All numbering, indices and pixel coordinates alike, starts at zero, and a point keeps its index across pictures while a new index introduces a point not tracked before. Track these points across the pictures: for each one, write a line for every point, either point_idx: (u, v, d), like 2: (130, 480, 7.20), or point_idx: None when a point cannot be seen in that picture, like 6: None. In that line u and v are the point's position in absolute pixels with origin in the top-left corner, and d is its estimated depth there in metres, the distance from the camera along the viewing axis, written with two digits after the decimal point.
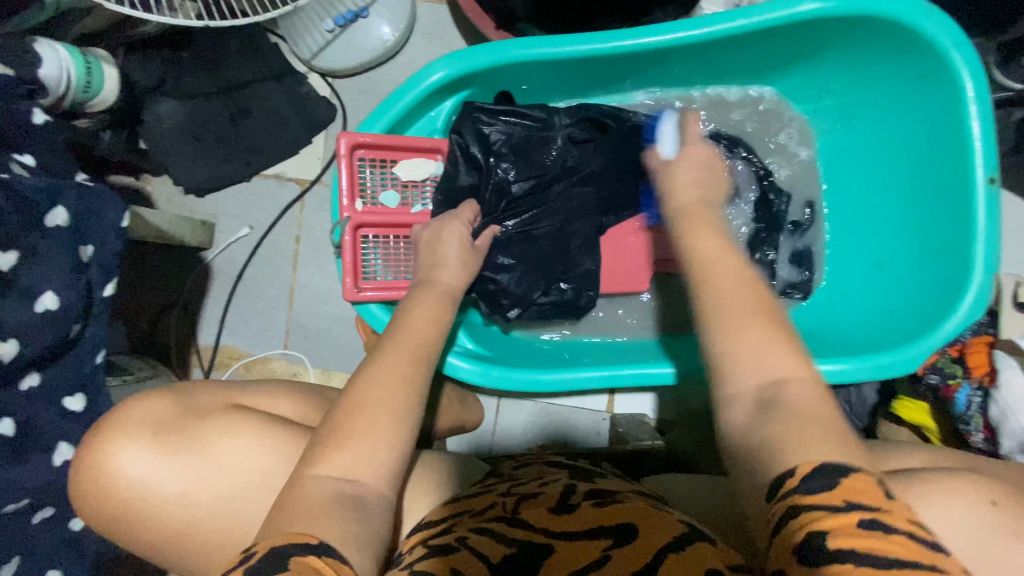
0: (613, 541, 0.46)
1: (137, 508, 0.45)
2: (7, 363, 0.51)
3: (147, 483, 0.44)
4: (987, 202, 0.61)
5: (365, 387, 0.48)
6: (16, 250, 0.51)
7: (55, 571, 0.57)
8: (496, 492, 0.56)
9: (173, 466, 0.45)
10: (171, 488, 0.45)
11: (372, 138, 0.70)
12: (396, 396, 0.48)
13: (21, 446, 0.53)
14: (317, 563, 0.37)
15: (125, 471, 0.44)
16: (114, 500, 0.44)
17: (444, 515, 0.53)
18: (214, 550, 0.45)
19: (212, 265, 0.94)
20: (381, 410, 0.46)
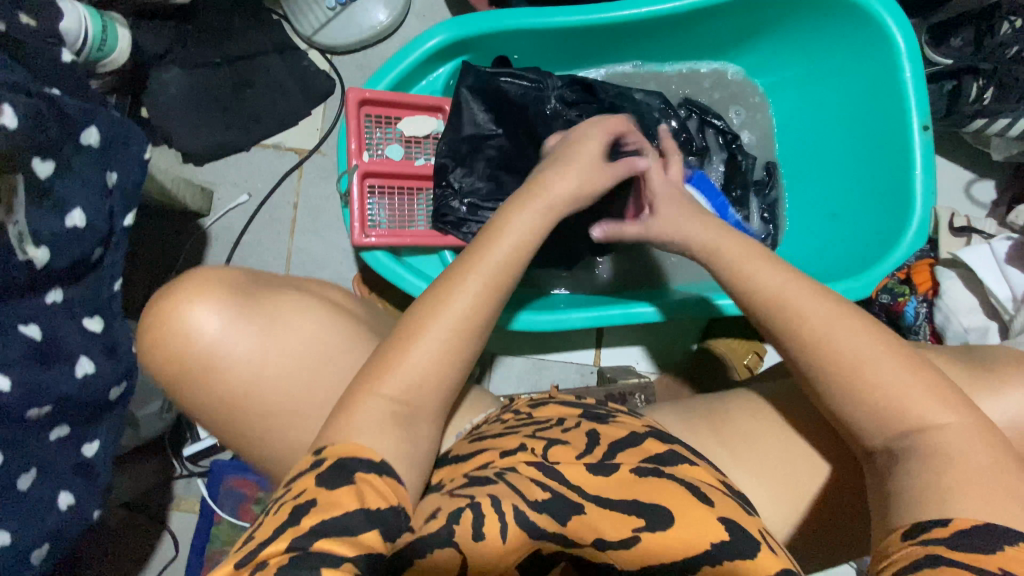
0: (644, 522, 0.43)
1: (203, 361, 0.51)
2: (38, 270, 0.53)
3: (218, 340, 0.50)
4: (922, 144, 0.72)
5: (435, 303, 0.49)
6: (54, 161, 0.52)
7: (66, 493, 0.57)
8: (525, 431, 0.53)
9: (242, 328, 0.51)
10: (239, 347, 0.51)
11: (376, 94, 0.75)
12: (473, 320, 0.49)
13: (44, 356, 0.54)
14: (378, 483, 0.41)
15: (198, 328, 0.50)
16: (191, 349, 0.50)
17: (474, 451, 0.53)
18: (272, 405, 0.52)
19: (208, 232, 0.96)
20: (446, 330, 0.48)
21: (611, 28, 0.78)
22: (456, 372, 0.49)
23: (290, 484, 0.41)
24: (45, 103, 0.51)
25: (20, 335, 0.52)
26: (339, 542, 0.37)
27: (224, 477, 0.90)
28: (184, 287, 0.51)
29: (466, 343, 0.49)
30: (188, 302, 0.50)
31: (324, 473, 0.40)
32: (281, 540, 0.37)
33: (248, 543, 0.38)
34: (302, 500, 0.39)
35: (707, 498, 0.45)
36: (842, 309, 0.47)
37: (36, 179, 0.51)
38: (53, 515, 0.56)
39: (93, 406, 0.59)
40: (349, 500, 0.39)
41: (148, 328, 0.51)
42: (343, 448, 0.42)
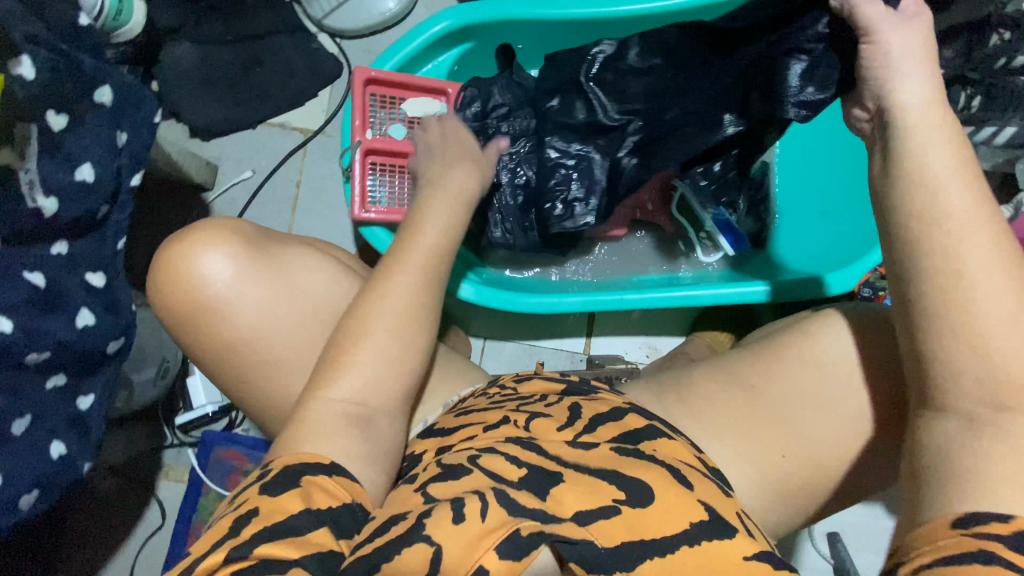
0: (624, 496, 0.43)
1: (212, 305, 0.55)
2: (47, 220, 0.54)
3: (227, 282, 0.55)
4: None
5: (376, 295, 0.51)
6: (67, 114, 0.54)
7: (60, 443, 0.58)
8: (508, 407, 0.54)
9: (251, 273, 0.56)
10: (246, 291, 0.55)
11: (383, 74, 0.77)
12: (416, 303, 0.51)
13: (46, 303, 0.55)
14: (327, 483, 0.41)
15: (211, 269, 0.54)
16: (196, 293, 0.54)
17: (457, 426, 0.54)
18: (275, 348, 0.57)
19: (211, 206, 0.98)
20: (389, 319, 0.49)
21: (612, 22, 0.81)
22: (414, 354, 0.50)
23: (230, 498, 0.42)
24: (62, 59, 0.53)
25: (24, 280, 0.54)
26: (286, 545, 0.36)
27: (213, 448, 0.91)
28: (201, 232, 0.55)
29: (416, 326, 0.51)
30: (203, 245, 0.55)
31: (268, 481, 0.40)
32: (220, 550, 0.36)
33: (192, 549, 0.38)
34: (242, 512, 0.39)
35: (688, 482, 0.45)
36: (956, 244, 0.39)
37: (49, 131, 0.53)
38: (45, 463, 0.57)
39: (90, 359, 0.60)
40: (294, 505, 0.38)
41: (160, 271, 0.55)
42: (291, 456, 0.42)
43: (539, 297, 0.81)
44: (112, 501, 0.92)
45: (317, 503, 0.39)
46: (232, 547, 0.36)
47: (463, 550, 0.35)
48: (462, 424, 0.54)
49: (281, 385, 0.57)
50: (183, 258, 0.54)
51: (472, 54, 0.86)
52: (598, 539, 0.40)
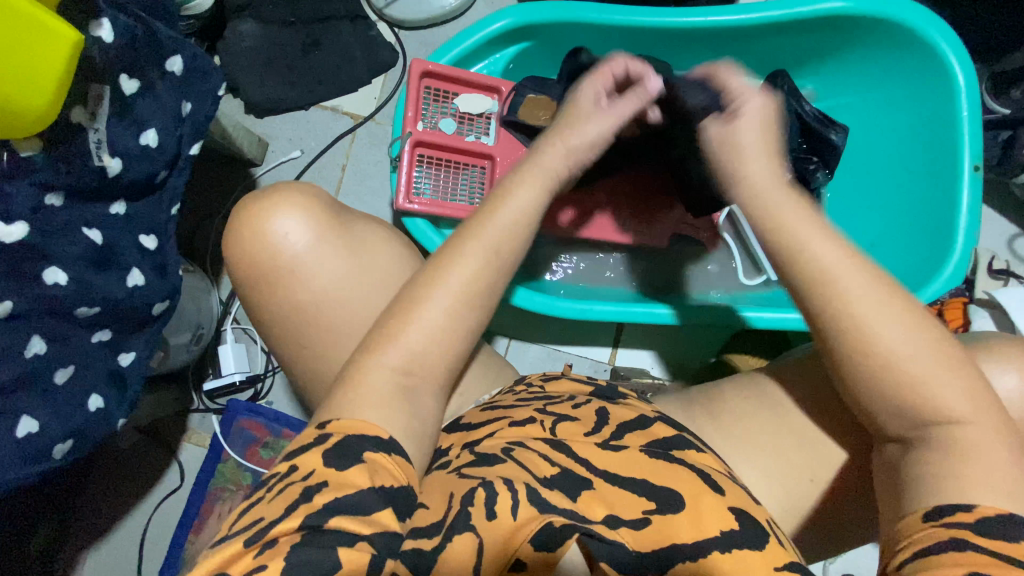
0: (653, 505, 0.44)
1: (284, 263, 0.57)
2: (110, 178, 0.56)
3: (298, 248, 0.57)
4: (971, 186, 0.72)
5: (440, 266, 0.49)
6: (139, 80, 0.56)
7: (98, 396, 0.60)
8: (536, 405, 0.54)
9: (324, 243, 0.58)
10: (317, 258, 0.57)
11: (439, 68, 0.78)
12: (481, 283, 0.49)
13: (103, 260, 0.57)
14: (388, 463, 0.41)
15: (287, 232, 0.57)
16: (270, 250, 0.57)
17: (484, 420, 0.54)
18: (313, 327, 0.58)
19: (258, 181, 1.00)
20: (443, 302, 0.48)
21: (672, 33, 0.80)
22: (459, 336, 0.49)
23: (288, 459, 0.42)
24: (140, 26, 0.54)
25: (83, 236, 0.55)
26: (353, 520, 0.38)
27: (237, 417, 0.92)
28: (279, 197, 0.58)
29: (468, 306, 0.49)
30: (278, 209, 0.57)
31: (330, 451, 0.41)
32: (298, 514, 0.37)
33: (255, 509, 0.39)
34: (310, 482, 0.39)
35: (719, 487, 0.47)
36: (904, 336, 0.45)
37: (121, 94, 0.55)
38: (82, 414, 0.58)
39: (136, 318, 0.62)
40: (361, 479, 0.39)
41: (239, 230, 0.57)
42: (348, 424, 0.42)
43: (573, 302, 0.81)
44: (136, 459, 0.95)
45: (384, 481, 0.40)
46: (301, 515, 0.37)
47: (501, 539, 0.39)
48: (489, 417, 0.54)
49: (315, 363, 0.58)
50: (263, 213, 0.57)
51: (528, 55, 0.87)
52: (626, 543, 0.41)
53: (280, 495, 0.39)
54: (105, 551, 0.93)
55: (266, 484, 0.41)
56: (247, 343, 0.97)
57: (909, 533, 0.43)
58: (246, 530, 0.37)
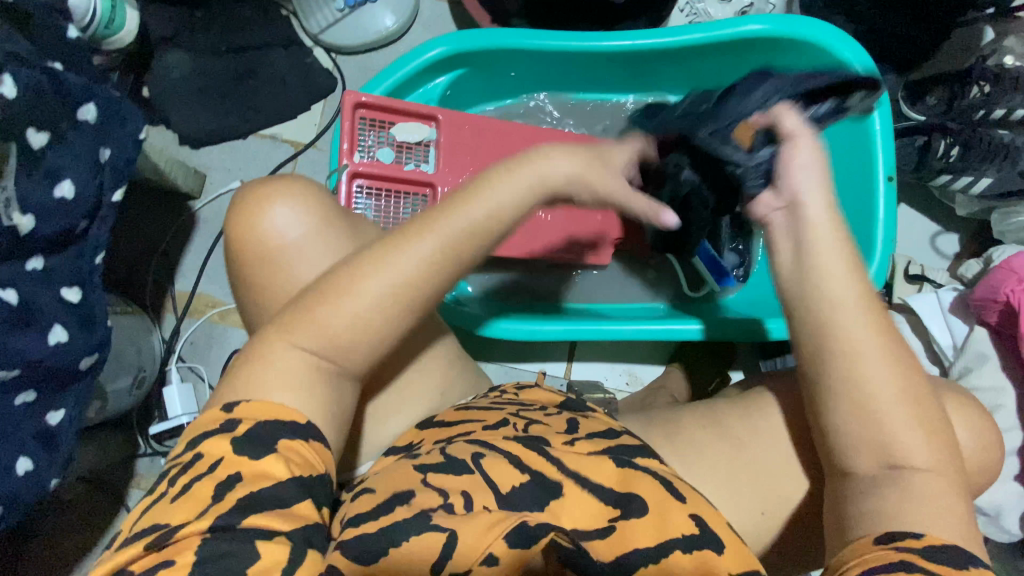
0: (616, 512, 0.43)
1: (273, 251, 0.52)
2: (22, 236, 0.54)
3: (289, 233, 0.52)
4: (885, 194, 0.75)
5: (384, 252, 0.43)
6: (49, 132, 0.54)
7: (26, 460, 0.58)
8: (509, 410, 0.55)
9: (322, 235, 0.52)
10: (315, 252, 0.52)
11: (372, 99, 0.78)
12: (418, 283, 0.43)
13: (21, 320, 0.55)
14: (306, 451, 0.40)
15: (281, 224, 0.52)
16: (260, 240, 0.52)
17: (458, 420, 0.54)
18: None
19: (197, 215, 0.97)
20: (383, 288, 0.42)
21: (601, 55, 0.83)
22: (384, 339, 0.43)
23: (190, 448, 0.40)
24: (46, 77, 0.52)
25: None
26: (277, 517, 0.37)
27: None
28: (289, 183, 0.54)
29: (400, 311, 0.43)
30: (280, 191, 0.53)
31: (239, 440, 0.39)
32: (204, 515, 0.36)
33: (154, 508, 0.37)
34: (218, 472, 0.38)
35: (682, 495, 0.46)
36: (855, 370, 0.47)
37: (30, 148, 0.52)
38: (9, 478, 0.56)
39: (63, 375, 0.60)
40: (279, 470, 0.38)
41: (238, 196, 0.54)
42: (259, 408, 0.40)
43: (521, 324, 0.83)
44: (81, 512, 0.91)
45: (300, 468, 0.39)
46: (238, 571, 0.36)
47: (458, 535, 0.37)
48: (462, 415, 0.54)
49: None
50: (264, 200, 0.52)
51: (465, 80, 0.87)
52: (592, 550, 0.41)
53: (186, 492, 0.37)
54: None
55: (167, 476, 0.39)
56: (193, 382, 0.95)
57: (861, 554, 0.44)
58: (152, 524, 0.36)
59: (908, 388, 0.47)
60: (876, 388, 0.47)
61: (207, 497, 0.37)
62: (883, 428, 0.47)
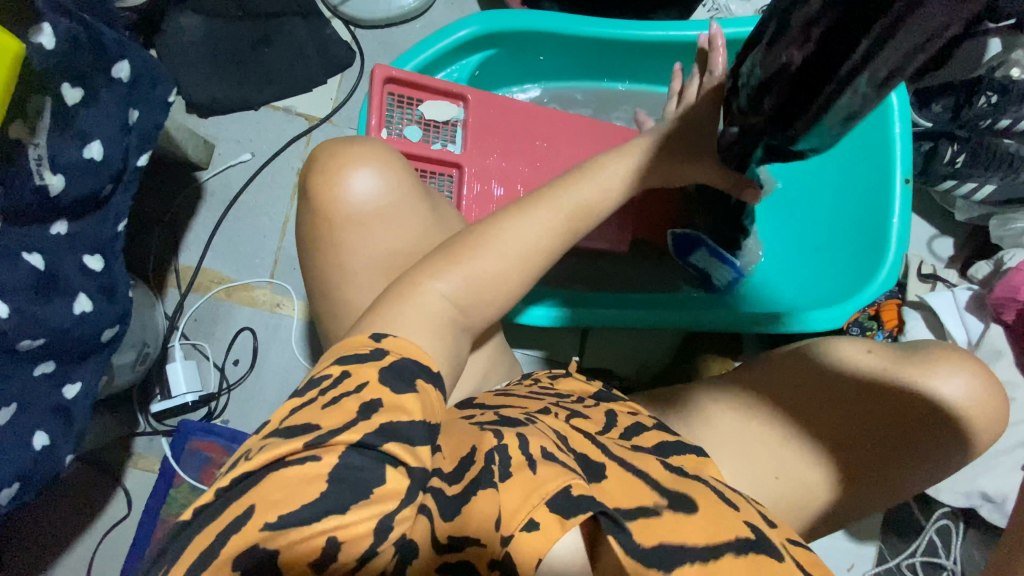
0: (666, 501, 0.40)
1: (344, 218, 0.52)
2: (52, 198, 0.50)
3: (378, 200, 0.53)
4: (902, 194, 0.79)
5: (495, 227, 0.48)
6: (82, 89, 0.51)
7: (42, 434, 0.54)
8: (548, 399, 0.53)
9: (395, 203, 0.53)
10: (382, 220, 0.53)
11: (402, 74, 0.76)
12: (531, 250, 0.48)
13: (46, 286, 0.52)
14: (434, 393, 0.38)
15: (358, 188, 0.52)
16: (330, 203, 0.52)
17: (499, 403, 0.51)
18: None
19: (204, 186, 0.94)
20: (503, 254, 0.47)
21: (633, 44, 0.83)
22: (501, 300, 0.47)
23: (340, 365, 0.37)
24: (83, 30, 0.49)
25: (24, 262, 0.50)
26: (403, 448, 0.33)
27: (189, 438, 0.87)
28: (379, 149, 0.55)
29: (518, 272, 0.47)
30: (365, 157, 0.54)
31: (386, 370, 0.37)
32: (359, 429, 0.33)
33: (306, 411, 0.35)
34: (365, 395, 0.35)
35: (734, 505, 0.43)
36: None
37: (64, 105, 0.49)
38: (27, 453, 0.53)
39: (84, 346, 0.57)
40: (414, 407, 0.35)
41: (324, 154, 0.54)
42: (405, 346, 0.39)
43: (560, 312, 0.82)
44: (76, 490, 0.87)
45: (430, 414, 0.36)
46: None
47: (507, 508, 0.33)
48: (502, 400, 0.52)
49: None
50: (340, 161, 0.52)
51: (493, 61, 0.86)
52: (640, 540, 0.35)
53: (334, 407, 0.34)
54: None
55: (318, 382, 0.37)
56: (197, 360, 0.92)
57: None
58: (303, 428, 0.33)
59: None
60: None
61: (353, 416, 0.34)
62: None
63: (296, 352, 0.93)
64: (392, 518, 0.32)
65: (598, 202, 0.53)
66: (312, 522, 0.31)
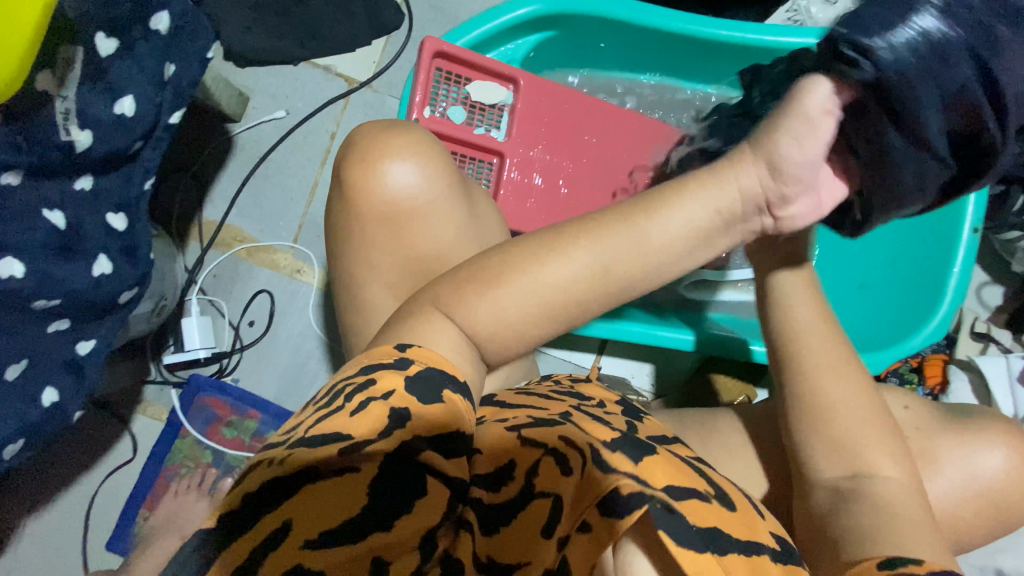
0: (712, 491, 0.37)
1: (376, 210, 0.49)
2: (78, 154, 0.48)
3: (417, 193, 0.49)
4: (968, 242, 0.74)
5: (526, 259, 0.40)
6: (118, 40, 0.48)
7: (52, 391, 0.53)
8: (570, 400, 0.50)
9: (435, 195, 0.50)
10: (419, 219, 0.50)
11: (454, 49, 0.70)
12: (565, 297, 0.40)
13: (64, 246, 0.50)
14: (462, 402, 0.36)
15: (397, 179, 0.49)
16: (364, 197, 0.49)
17: (519, 402, 0.48)
18: None
19: (235, 140, 0.91)
20: (528, 294, 0.40)
21: (701, 45, 0.76)
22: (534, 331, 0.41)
23: (365, 372, 0.36)
24: None
25: (43, 219, 0.48)
26: (439, 455, 0.35)
27: (200, 393, 0.88)
28: (425, 141, 0.51)
29: (552, 312, 0.41)
30: (403, 146, 0.50)
31: (412, 379, 0.35)
32: (389, 439, 0.33)
33: (331, 418, 0.34)
34: (393, 402, 0.34)
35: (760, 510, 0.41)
36: (828, 427, 0.49)
37: (96, 56, 0.47)
38: (35, 410, 0.52)
39: (100, 306, 0.55)
40: (444, 418, 0.35)
41: (363, 141, 0.50)
42: (429, 356, 0.37)
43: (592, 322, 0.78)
44: (82, 431, 0.88)
45: (460, 424, 0.35)
46: None
47: (560, 500, 0.33)
48: (522, 400, 0.49)
49: None
50: (378, 151, 0.49)
51: (550, 43, 0.81)
52: (694, 521, 0.33)
53: (363, 412, 0.33)
54: (48, 520, 0.87)
55: (341, 390, 0.36)
56: (212, 316, 0.91)
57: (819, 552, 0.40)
58: (333, 437, 0.32)
59: (883, 413, 0.50)
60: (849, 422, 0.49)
61: (385, 425, 0.33)
62: (845, 440, 0.48)
63: (314, 322, 0.92)
64: (434, 533, 0.34)
65: (669, 257, 0.41)
66: (359, 539, 0.31)
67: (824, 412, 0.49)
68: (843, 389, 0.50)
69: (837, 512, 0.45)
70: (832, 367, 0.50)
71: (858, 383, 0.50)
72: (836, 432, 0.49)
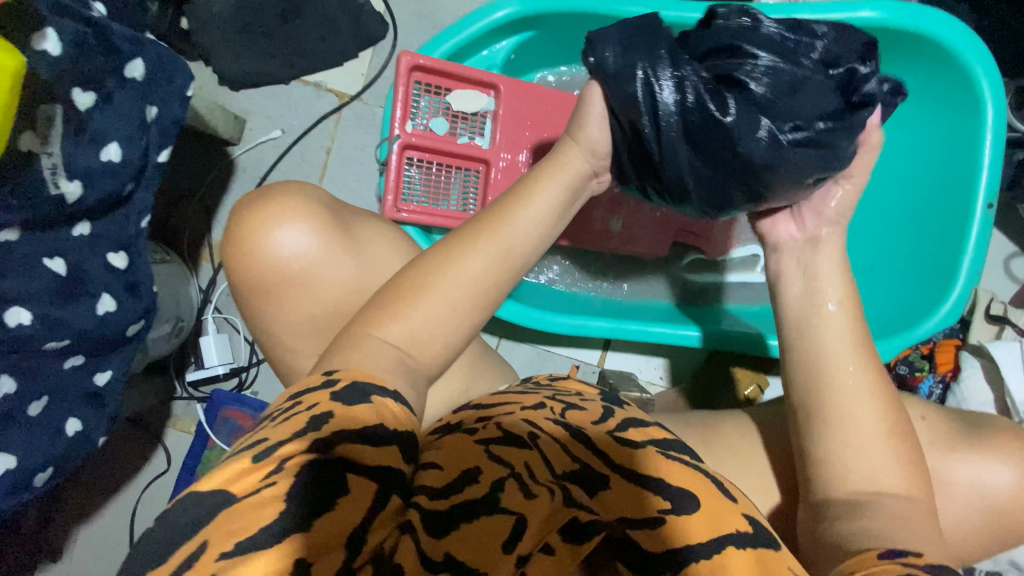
0: (669, 504, 0.37)
1: (275, 276, 0.53)
2: (71, 203, 0.51)
3: (306, 251, 0.53)
4: (982, 217, 0.71)
5: (441, 264, 0.45)
6: (95, 92, 0.50)
7: (75, 421, 0.58)
8: (545, 393, 0.51)
9: (328, 247, 0.54)
10: (323, 268, 0.54)
11: (431, 62, 0.70)
12: (473, 296, 0.45)
13: (68, 289, 0.53)
14: (394, 407, 0.38)
15: (286, 243, 0.52)
16: (264, 264, 0.53)
17: (493, 403, 0.49)
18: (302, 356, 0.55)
19: (236, 162, 0.94)
20: (443, 298, 0.44)
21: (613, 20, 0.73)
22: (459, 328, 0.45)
23: (294, 397, 0.38)
24: (90, 30, 0.49)
25: (45, 267, 0.52)
26: (364, 446, 0.35)
27: (221, 407, 0.92)
28: (304, 200, 0.54)
29: (462, 313, 0.45)
30: (287, 208, 0.53)
31: (340, 392, 0.37)
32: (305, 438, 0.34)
33: (259, 432, 0.36)
34: (318, 413, 0.35)
35: (730, 493, 0.40)
36: (834, 449, 0.48)
37: (75, 111, 0.50)
38: (60, 440, 0.56)
39: (109, 341, 0.59)
40: (371, 418, 0.36)
41: (251, 209, 0.53)
42: (357, 371, 0.39)
43: (590, 321, 0.78)
44: (119, 445, 0.94)
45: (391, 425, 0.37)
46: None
47: (526, 520, 0.34)
48: (494, 400, 0.50)
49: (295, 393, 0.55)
50: (259, 219, 0.52)
51: (530, 43, 0.80)
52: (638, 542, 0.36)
53: (287, 421, 0.35)
54: (96, 529, 0.94)
55: (271, 410, 0.38)
56: (228, 333, 0.95)
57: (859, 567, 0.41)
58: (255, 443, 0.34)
59: (896, 423, 0.49)
60: (860, 442, 0.48)
61: (305, 428, 0.35)
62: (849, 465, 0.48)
63: None
64: (368, 526, 0.33)
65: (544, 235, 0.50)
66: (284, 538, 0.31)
67: (834, 428, 0.49)
68: (847, 410, 0.49)
69: (848, 526, 0.45)
70: (823, 388, 0.50)
71: (879, 404, 0.49)
72: (840, 452, 0.48)
